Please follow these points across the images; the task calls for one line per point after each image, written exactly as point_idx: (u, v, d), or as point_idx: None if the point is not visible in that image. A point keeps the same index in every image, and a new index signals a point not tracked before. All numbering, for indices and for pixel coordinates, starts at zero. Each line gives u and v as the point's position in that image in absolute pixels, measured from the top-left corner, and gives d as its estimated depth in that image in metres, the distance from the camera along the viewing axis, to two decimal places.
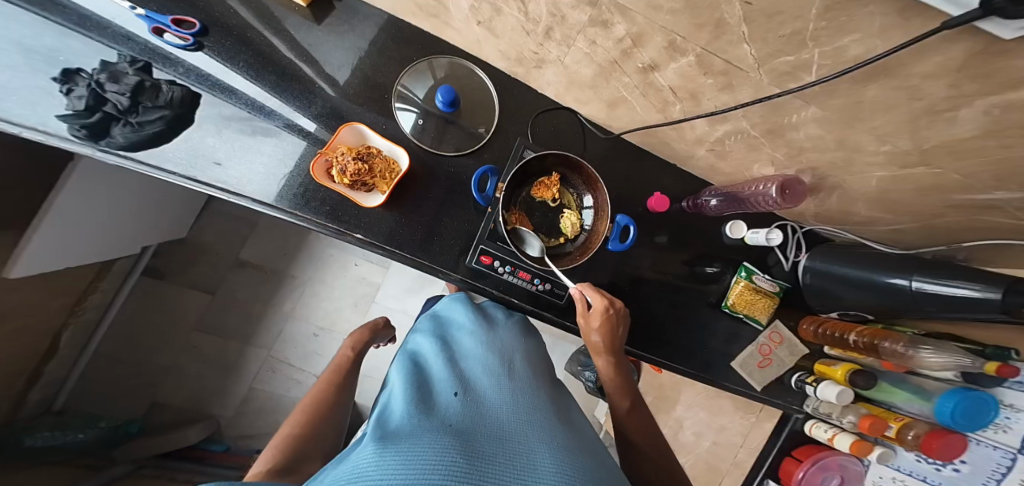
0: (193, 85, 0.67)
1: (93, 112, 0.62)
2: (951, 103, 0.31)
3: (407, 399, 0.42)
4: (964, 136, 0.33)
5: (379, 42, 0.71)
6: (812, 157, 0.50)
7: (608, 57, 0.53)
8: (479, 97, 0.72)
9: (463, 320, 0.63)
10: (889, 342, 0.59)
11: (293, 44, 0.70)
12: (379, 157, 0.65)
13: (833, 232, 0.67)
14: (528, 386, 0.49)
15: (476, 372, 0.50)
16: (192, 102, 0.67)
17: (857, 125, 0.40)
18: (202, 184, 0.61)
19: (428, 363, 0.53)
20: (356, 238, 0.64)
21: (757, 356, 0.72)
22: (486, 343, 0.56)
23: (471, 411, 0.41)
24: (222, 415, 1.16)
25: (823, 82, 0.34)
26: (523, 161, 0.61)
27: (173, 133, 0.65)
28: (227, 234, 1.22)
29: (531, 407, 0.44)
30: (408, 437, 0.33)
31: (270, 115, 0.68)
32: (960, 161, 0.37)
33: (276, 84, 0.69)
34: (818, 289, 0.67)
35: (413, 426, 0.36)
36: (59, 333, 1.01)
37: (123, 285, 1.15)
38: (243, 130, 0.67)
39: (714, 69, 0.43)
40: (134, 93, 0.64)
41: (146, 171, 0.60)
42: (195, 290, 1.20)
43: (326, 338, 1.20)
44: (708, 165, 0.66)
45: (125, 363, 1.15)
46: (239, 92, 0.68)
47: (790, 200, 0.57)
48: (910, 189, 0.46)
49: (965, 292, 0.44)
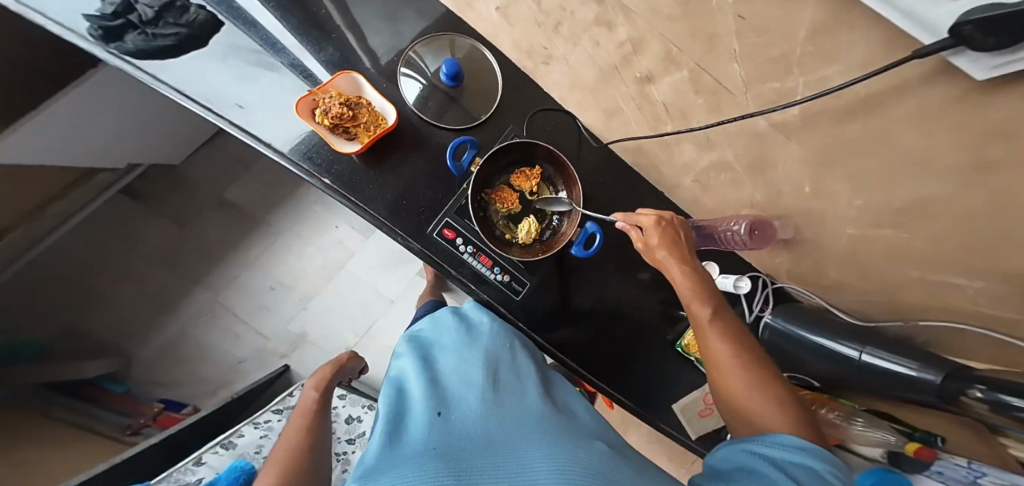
0: (219, 12, 0.65)
1: (118, 18, 0.63)
2: (927, 155, 0.29)
3: (384, 432, 0.38)
4: (930, 198, 0.32)
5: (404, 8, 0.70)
6: (790, 203, 0.48)
7: (610, 61, 0.52)
8: (484, 80, 0.70)
9: (446, 338, 0.59)
10: (825, 410, 0.58)
11: None
12: (367, 109, 0.64)
13: (802, 294, 0.65)
14: (519, 397, 0.45)
15: (461, 389, 0.46)
16: (212, 28, 0.65)
17: (835, 170, 0.38)
18: (190, 100, 0.64)
19: (407, 386, 0.48)
20: (325, 182, 0.64)
21: (700, 403, 0.69)
22: (468, 355, 0.52)
23: (456, 430, 0.38)
24: (138, 356, 1.13)
25: (806, 101, 0.32)
26: (505, 143, 0.59)
27: (181, 51, 0.65)
28: (216, 172, 1.20)
29: (524, 418, 0.41)
30: (383, 470, 0.29)
31: (281, 52, 0.67)
32: (928, 226, 0.35)
33: (300, 25, 0.66)
34: (776, 348, 0.63)
35: (393, 460, 0.32)
36: (9, 231, 0.94)
37: (96, 199, 1.09)
38: (247, 61, 0.66)
39: (705, 88, 0.42)
40: (162, 8, 0.63)
41: (144, 77, 0.63)
42: (164, 219, 1.17)
43: (281, 295, 1.17)
44: (692, 198, 0.65)
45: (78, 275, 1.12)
46: (261, 27, 0.66)
47: (757, 239, 0.57)
48: (877, 254, 0.44)
49: (905, 371, 0.45)
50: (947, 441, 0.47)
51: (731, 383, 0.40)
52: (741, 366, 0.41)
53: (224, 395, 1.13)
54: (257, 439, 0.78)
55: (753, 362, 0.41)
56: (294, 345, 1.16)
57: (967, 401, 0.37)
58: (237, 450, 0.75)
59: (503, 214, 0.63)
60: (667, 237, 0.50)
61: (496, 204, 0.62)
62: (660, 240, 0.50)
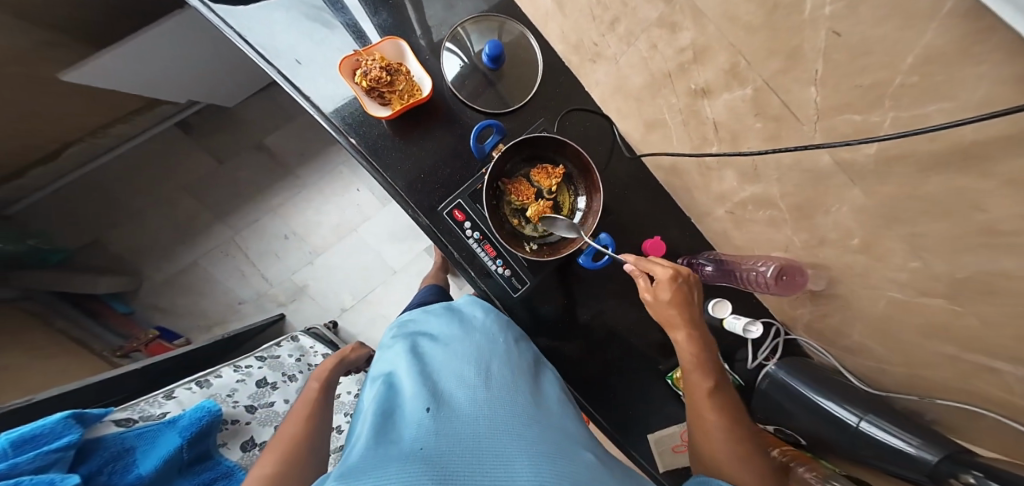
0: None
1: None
2: (1014, 226, 0.25)
3: (369, 435, 0.35)
4: (995, 275, 0.28)
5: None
6: (829, 253, 0.45)
7: (664, 68, 0.49)
8: (527, 68, 0.66)
9: (437, 330, 0.56)
10: (803, 468, 0.58)
11: None
12: (405, 77, 0.61)
13: (814, 350, 0.61)
14: (509, 391, 0.44)
15: (452, 384, 0.43)
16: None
17: (895, 226, 0.34)
18: (249, 45, 0.60)
19: (396, 380, 0.46)
20: (350, 142, 0.61)
21: (677, 438, 0.66)
22: (459, 349, 0.50)
23: (441, 429, 0.36)
24: (150, 277, 1.11)
25: (890, 139, 0.28)
26: (531, 135, 0.55)
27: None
28: (247, 117, 1.17)
29: (514, 418, 0.39)
30: (368, 477, 0.28)
31: (340, 12, 0.63)
32: (986, 306, 0.31)
33: None
34: (770, 399, 0.61)
35: (379, 467, 0.29)
36: (64, 148, 0.96)
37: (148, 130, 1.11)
38: (310, 18, 0.62)
39: (767, 111, 0.38)
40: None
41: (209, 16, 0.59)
42: (206, 152, 1.15)
43: (293, 245, 1.15)
44: (721, 229, 0.61)
45: (104, 198, 1.10)
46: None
47: (783, 287, 0.53)
48: (913, 325, 0.40)
49: (901, 444, 0.45)
50: None
51: (719, 454, 0.44)
52: (729, 440, 0.45)
53: (217, 333, 1.11)
54: (232, 382, 0.73)
55: (743, 437, 0.45)
56: (294, 296, 1.14)
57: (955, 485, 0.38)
58: (210, 390, 0.70)
59: (515, 207, 0.59)
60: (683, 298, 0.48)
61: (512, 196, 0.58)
62: (672, 301, 0.47)
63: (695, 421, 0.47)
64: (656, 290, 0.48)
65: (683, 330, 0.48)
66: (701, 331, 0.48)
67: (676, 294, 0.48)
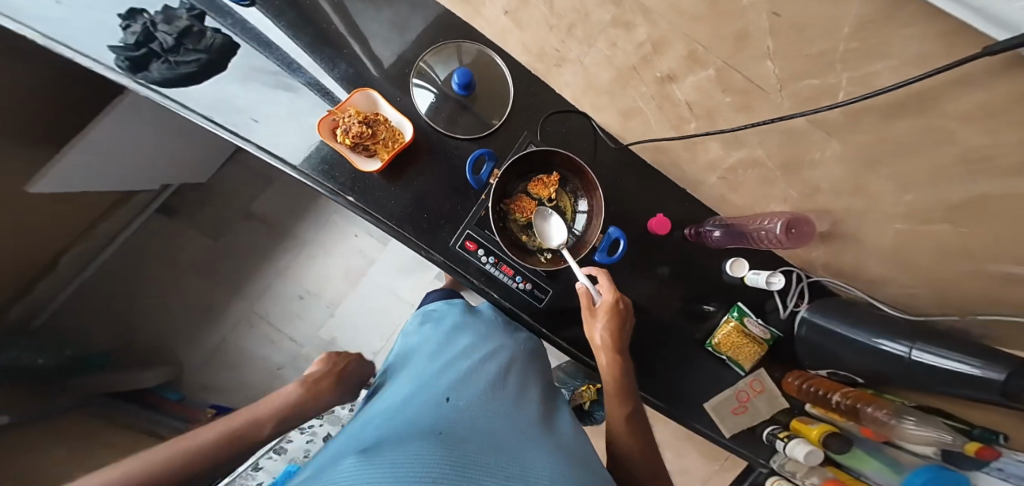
0: (235, 35, 0.66)
1: (139, 47, 0.62)
2: (987, 149, 0.27)
3: (394, 414, 0.40)
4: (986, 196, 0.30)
5: (418, 24, 0.69)
6: (827, 199, 0.46)
7: (626, 62, 0.50)
8: (496, 86, 0.69)
9: (458, 330, 0.61)
10: (872, 408, 0.59)
11: (344, 13, 0.68)
12: (384, 125, 0.63)
13: (841, 288, 0.63)
14: (520, 399, 0.47)
15: (467, 379, 0.48)
16: (228, 52, 0.66)
17: (880, 167, 0.36)
18: (217, 125, 0.63)
19: (419, 373, 0.51)
20: (348, 201, 0.64)
21: (734, 401, 0.69)
22: (478, 351, 0.54)
23: (457, 415, 0.40)
24: (189, 362, 1.17)
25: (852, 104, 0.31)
26: (523, 152, 0.58)
27: (205, 76, 0.65)
28: (235, 186, 1.22)
29: (524, 420, 0.43)
30: (393, 443, 0.32)
31: (297, 71, 0.67)
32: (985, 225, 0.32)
33: (313, 43, 0.67)
34: (811, 344, 0.65)
35: (399, 435, 0.34)
36: (56, 259, 1.03)
37: (136, 218, 1.16)
38: (267, 83, 0.66)
39: (734, 86, 0.41)
40: (180, 34, 0.63)
41: (168, 104, 0.63)
42: (195, 231, 1.20)
43: (310, 303, 1.19)
44: (718, 194, 0.63)
45: (121, 293, 1.16)
46: (275, 47, 0.66)
47: (794, 240, 0.52)
48: (926, 249, 0.42)
49: (963, 368, 0.44)
50: (1012, 440, 0.43)
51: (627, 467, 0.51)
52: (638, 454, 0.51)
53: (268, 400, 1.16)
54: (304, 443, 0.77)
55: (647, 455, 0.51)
56: (326, 350, 1.18)
57: None
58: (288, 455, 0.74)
59: (521, 224, 0.62)
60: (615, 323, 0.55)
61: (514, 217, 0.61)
62: (606, 322, 0.55)
63: (613, 436, 0.54)
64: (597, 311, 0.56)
65: (605, 352, 0.55)
66: (625, 358, 0.56)
67: (612, 319, 0.55)
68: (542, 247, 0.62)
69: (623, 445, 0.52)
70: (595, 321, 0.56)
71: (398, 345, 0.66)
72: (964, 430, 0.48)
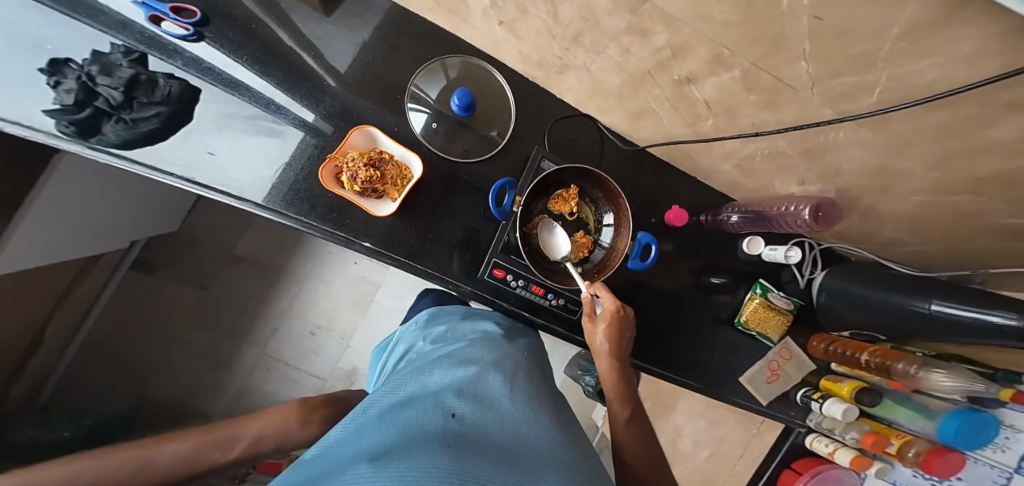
0: (193, 78, 0.59)
1: (84, 108, 0.53)
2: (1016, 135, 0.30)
3: (403, 412, 0.40)
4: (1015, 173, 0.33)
5: (388, 34, 0.62)
6: (849, 179, 0.49)
7: (641, 67, 0.51)
8: (494, 100, 0.65)
9: (466, 330, 0.60)
10: (902, 364, 0.68)
11: (298, 35, 0.60)
12: (391, 163, 0.57)
13: (850, 251, 0.72)
14: (531, 406, 0.46)
15: (477, 380, 0.47)
16: (191, 99, 0.58)
17: (906, 151, 0.39)
18: (202, 187, 0.52)
19: (427, 367, 0.50)
20: (364, 247, 0.58)
21: (766, 371, 0.79)
22: (488, 353, 0.53)
23: (466, 422, 0.39)
24: (212, 412, 1.10)
25: (900, 109, 0.32)
26: (549, 172, 0.62)
27: (171, 131, 0.56)
28: (214, 230, 1.15)
29: (536, 434, 0.42)
30: (403, 452, 0.31)
31: (279, 112, 0.59)
32: (1009, 193, 0.36)
33: (285, 80, 0.60)
34: (829, 308, 0.73)
35: (409, 441, 0.33)
36: (43, 327, 0.98)
37: (109, 280, 1.09)
38: (247, 129, 0.59)
39: (761, 86, 0.42)
40: (128, 86, 0.55)
41: (137, 171, 0.52)
42: (183, 285, 1.14)
43: (324, 337, 1.16)
44: (731, 180, 0.65)
45: (118, 361, 1.09)
46: (245, 87, 0.60)
47: (821, 222, 0.56)
48: (943, 217, 0.45)
49: (996, 320, 0.49)
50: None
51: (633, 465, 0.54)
52: (639, 453, 0.55)
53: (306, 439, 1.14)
54: None
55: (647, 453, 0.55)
56: (350, 381, 1.14)
57: None
58: None
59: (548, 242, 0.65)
60: (613, 331, 0.58)
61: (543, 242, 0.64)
62: (607, 328, 0.58)
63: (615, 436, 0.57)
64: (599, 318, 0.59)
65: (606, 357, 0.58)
66: (623, 362, 0.59)
67: (612, 325, 0.58)
68: (571, 260, 0.65)
69: (626, 444, 0.56)
70: (597, 328, 0.58)
71: (398, 341, 0.67)
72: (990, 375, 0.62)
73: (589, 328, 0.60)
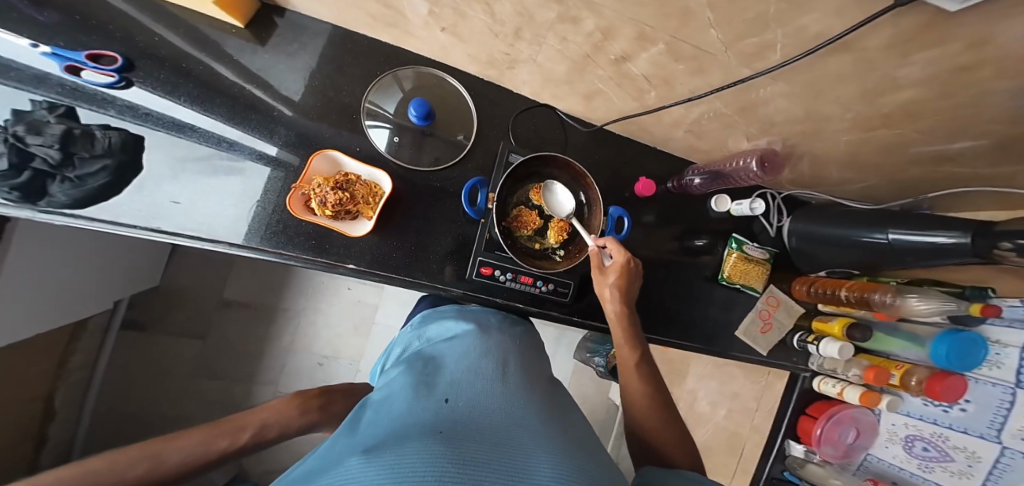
0: (133, 126, 0.55)
1: (20, 171, 0.49)
2: (897, 60, 0.35)
3: (396, 410, 0.42)
4: (909, 101, 0.41)
5: (332, 56, 0.63)
6: (783, 128, 0.55)
7: (579, 51, 0.52)
8: (452, 105, 0.68)
9: (453, 327, 0.62)
10: (878, 295, 0.70)
11: (240, 68, 0.59)
12: (359, 184, 0.60)
13: (809, 194, 0.79)
14: (523, 386, 0.49)
15: (467, 371, 0.49)
16: (136, 147, 0.55)
17: (822, 95, 0.44)
18: (170, 234, 0.53)
19: (420, 365, 0.52)
20: (349, 268, 0.61)
21: (759, 321, 0.82)
22: (477, 345, 0.55)
23: (457, 407, 0.41)
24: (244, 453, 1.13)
25: (796, 59, 0.36)
26: (520, 162, 0.65)
27: (124, 182, 0.53)
28: (205, 274, 1.18)
29: (528, 409, 0.44)
30: (393, 446, 0.33)
31: (234, 148, 0.58)
32: (914, 120, 0.45)
33: (232, 112, 0.58)
34: (803, 251, 0.78)
35: (400, 435, 0.35)
36: (50, 398, 0.99)
37: (105, 344, 1.10)
38: (202, 171, 0.56)
39: (685, 55, 0.44)
40: (64, 142, 0.51)
41: (99, 228, 0.50)
42: (184, 337, 1.17)
43: (332, 366, 1.23)
44: (686, 144, 0.69)
45: (136, 414, 1.12)
46: (193, 128, 0.57)
47: (770, 171, 0.62)
48: (875, 144, 0.53)
49: (942, 240, 0.53)
50: (996, 290, 0.63)
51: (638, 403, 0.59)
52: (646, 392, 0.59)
53: None
54: None
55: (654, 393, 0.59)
56: None
57: (1001, 253, 0.48)
58: None
59: (528, 235, 0.68)
60: (623, 281, 0.61)
61: (524, 234, 0.68)
62: (615, 277, 0.61)
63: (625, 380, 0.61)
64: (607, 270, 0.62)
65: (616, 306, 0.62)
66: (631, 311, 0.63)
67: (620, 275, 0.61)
68: (554, 246, 0.69)
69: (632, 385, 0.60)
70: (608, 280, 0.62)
71: (395, 345, 0.70)
72: (960, 294, 0.65)
73: (599, 280, 0.63)
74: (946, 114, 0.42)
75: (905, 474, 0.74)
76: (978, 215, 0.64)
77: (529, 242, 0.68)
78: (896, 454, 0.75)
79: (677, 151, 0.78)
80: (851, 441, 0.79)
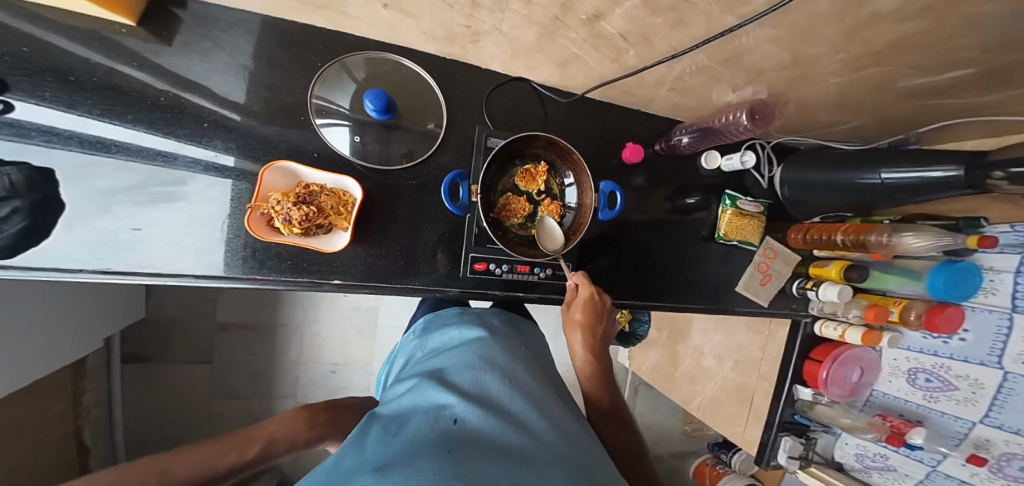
0: (33, 156, 0.47)
1: None
2: None
3: (406, 426, 0.40)
4: (906, 34, 0.38)
5: (265, 50, 0.56)
6: (771, 75, 0.51)
7: (547, 17, 0.46)
8: (415, 90, 0.63)
9: (460, 335, 0.60)
10: (874, 236, 0.68)
11: (164, 71, 0.52)
12: (325, 194, 0.56)
13: (798, 140, 0.77)
14: (536, 399, 0.47)
15: (478, 383, 0.47)
16: (47, 181, 0.47)
17: (811, 37, 0.40)
18: (125, 274, 0.51)
19: (429, 375, 0.50)
20: (335, 284, 0.59)
21: (758, 274, 0.81)
22: (485, 354, 0.53)
23: (467, 421, 0.39)
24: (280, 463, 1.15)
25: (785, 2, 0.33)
26: (501, 147, 0.62)
27: (47, 224, 0.48)
28: (190, 300, 1.12)
29: (542, 424, 0.42)
30: (404, 462, 0.31)
31: (171, 160, 0.52)
32: (909, 53, 0.42)
33: (155, 123, 0.52)
34: (797, 199, 0.77)
35: (410, 453, 0.33)
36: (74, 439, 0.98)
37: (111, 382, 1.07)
38: (136, 201, 0.51)
39: (662, 7, 0.40)
40: None
41: (41, 277, 0.48)
42: (189, 364, 1.14)
43: (345, 372, 1.24)
44: (671, 102, 0.65)
45: (167, 441, 1.13)
46: (116, 144, 0.50)
47: (761, 124, 0.60)
48: (867, 84, 0.50)
49: (938, 175, 0.51)
50: (990, 218, 0.63)
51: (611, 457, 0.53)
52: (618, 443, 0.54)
53: None
54: None
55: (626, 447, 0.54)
56: None
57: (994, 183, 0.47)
58: None
59: (519, 223, 0.66)
60: (588, 313, 0.61)
61: (518, 222, 0.65)
62: (582, 310, 0.61)
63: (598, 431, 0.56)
64: (574, 304, 0.63)
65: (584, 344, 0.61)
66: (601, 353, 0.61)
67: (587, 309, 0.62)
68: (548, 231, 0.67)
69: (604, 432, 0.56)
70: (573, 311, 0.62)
71: (399, 354, 0.68)
72: (954, 226, 0.64)
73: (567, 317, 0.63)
74: (947, 42, 0.39)
75: (911, 406, 0.75)
76: (963, 144, 0.64)
77: (521, 229, 0.66)
78: (901, 387, 0.77)
79: (661, 111, 0.74)
80: (855, 379, 0.80)
